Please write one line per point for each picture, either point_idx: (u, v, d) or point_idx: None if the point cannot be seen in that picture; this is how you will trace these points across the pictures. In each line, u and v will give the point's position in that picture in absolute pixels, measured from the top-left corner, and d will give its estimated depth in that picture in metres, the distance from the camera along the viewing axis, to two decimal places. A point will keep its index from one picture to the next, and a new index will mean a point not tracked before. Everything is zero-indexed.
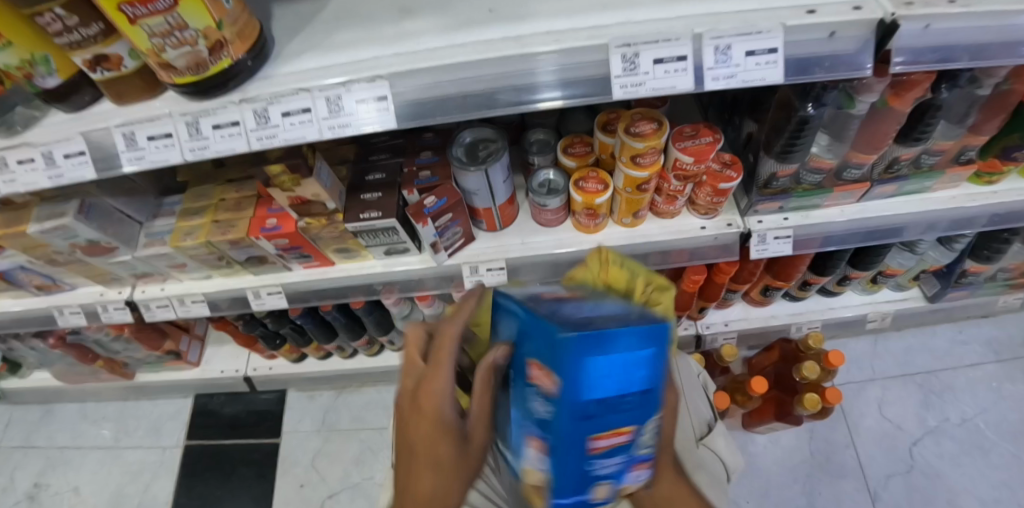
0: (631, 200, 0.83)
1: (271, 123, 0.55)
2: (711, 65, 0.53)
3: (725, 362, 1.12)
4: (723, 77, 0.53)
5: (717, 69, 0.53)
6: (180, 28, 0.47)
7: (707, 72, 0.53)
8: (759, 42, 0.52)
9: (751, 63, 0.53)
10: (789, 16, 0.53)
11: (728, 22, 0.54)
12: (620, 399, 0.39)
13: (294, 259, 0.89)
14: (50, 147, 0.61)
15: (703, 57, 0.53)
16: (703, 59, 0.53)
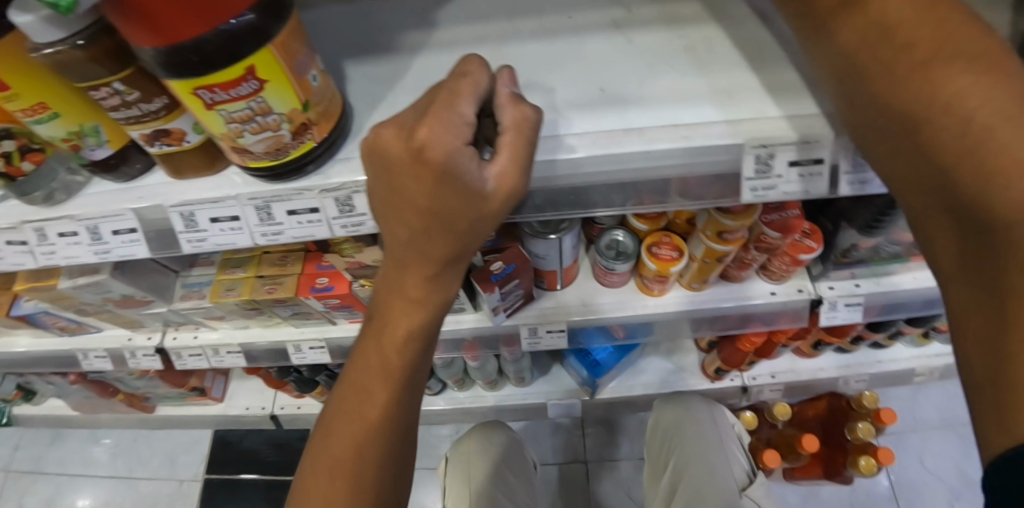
0: (704, 268, 0.78)
1: (356, 211, 0.51)
2: (848, 170, 0.48)
3: (774, 419, 1.08)
4: (856, 182, 0.49)
5: (856, 173, 0.48)
6: (263, 113, 0.42)
7: (842, 176, 0.48)
8: None
9: None
10: None
11: None
12: (594, 352, 1.00)
13: (340, 315, 0.83)
14: (95, 222, 0.54)
15: (842, 161, 0.47)
16: (842, 162, 0.47)
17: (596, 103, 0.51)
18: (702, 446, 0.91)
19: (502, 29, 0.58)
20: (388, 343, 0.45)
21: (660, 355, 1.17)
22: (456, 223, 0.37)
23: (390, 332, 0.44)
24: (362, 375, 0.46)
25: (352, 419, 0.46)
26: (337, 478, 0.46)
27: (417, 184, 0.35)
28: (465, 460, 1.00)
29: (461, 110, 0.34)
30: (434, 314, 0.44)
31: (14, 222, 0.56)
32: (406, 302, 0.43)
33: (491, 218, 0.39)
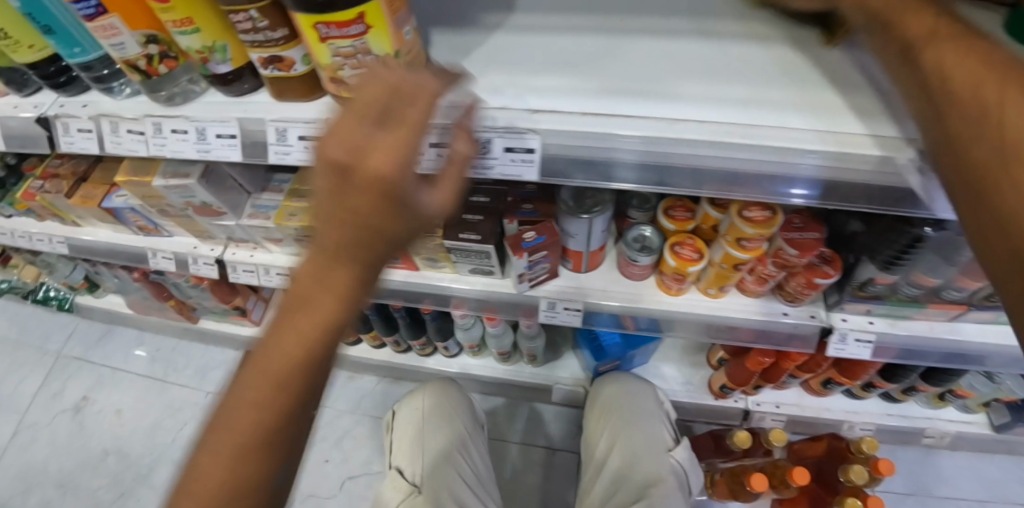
0: (721, 275, 0.83)
1: (419, 150, 0.57)
2: None
3: (769, 445, 1.08)
4: None
5: None
6: (364, 53, 0.50)
7: None
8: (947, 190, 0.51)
9: None
10: None
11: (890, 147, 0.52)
12: (598, 340, 1.05)
13: (382, 257, 0.91)
14: (204, 125, 0.64)
15: None
16: None
17: (642, 94, 0.57)
18: (636, 417, 0.95)
19: (576, 21, 0.65)
20: (259, 382, 0.34)
21: (668, 366, 1.21)
22: (365, 222, 0.32)
23: (276, 352, 0.34)
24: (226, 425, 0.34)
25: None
26: None
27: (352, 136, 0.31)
28: (414, 416, 1.04)
29: (415, 131, 0.33)
30: (325, 343, 0.35)
31: (140, 115, 0.68)
32: (300, 315, 0.34)
33: (411, 236, 0.35)
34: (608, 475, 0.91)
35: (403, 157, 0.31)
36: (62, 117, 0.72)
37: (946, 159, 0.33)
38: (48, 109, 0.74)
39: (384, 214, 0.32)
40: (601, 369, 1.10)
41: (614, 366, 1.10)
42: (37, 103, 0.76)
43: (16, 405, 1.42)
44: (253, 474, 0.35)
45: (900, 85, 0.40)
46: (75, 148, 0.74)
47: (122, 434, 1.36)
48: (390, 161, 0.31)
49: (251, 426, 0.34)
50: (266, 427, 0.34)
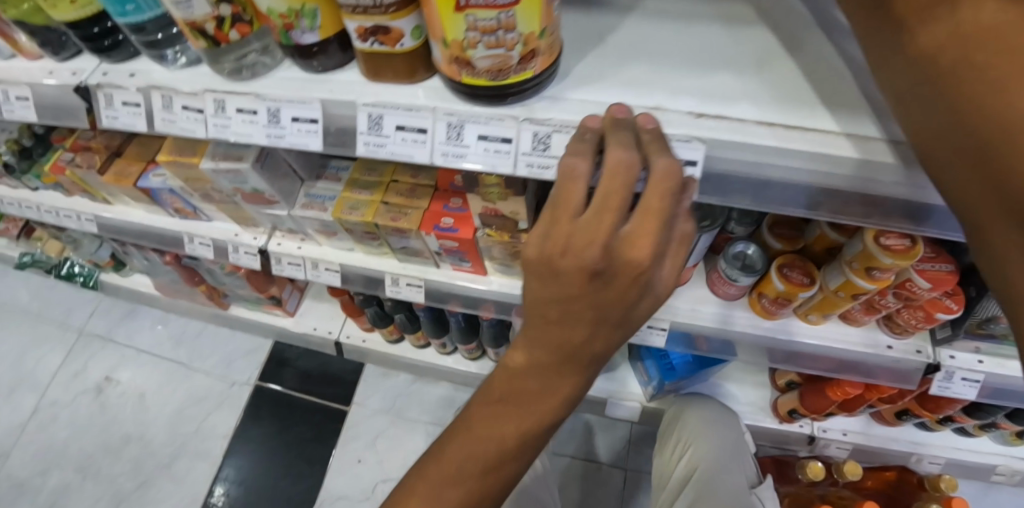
0: (831, 302, 0.74)
1: (550, 152, 0.48)
2: None
3: (841, 477, 1.02)
4: None
5: None
6: (507, 29, 0.39)
7: None
8: None
9: None
10: None
11: None
12: (667, 356, 0.98)
13: (448, 259, 0.83)
14: (279, 105, 0.54)
15: None
16: None
17: (817, 102, 0.47)
18: (716, 449, 0.91)
19: (720, 8, 0.56)
20: (498, 431, 0.41)
21: (730, 385, 1.14)
22: (611, 307, 0.35)
23: (511, 401, 0.40)
24: (461, 448, 0.42)
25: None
26: None
27: (592, 237, 0.33)
28: None
29: (656, 227, 0.35)
30: (557, 406, 0.40)
31: (200, 90, 0.58)
32: (530, 376, 0.39)
33: (638, 314, 0.37)
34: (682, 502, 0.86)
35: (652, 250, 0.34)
36: (105, 87, 0.62)
37: (916, 92, 0.29)
38: (89, 76, 0.64)
39: (629, 301, 0.35)
40: (663, 386, 1.03)
41: (677, 386, 1.03)
42: (75, 69, 0.65)
43: (35, 380, 1.36)
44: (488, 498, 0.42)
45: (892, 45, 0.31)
46: (117, 124, 0.64)
47: (144, 419, 1.29)
48: (640, 259, 0.34)
49: (490, 463, 0.41)
50: (504, 462, 0.41)
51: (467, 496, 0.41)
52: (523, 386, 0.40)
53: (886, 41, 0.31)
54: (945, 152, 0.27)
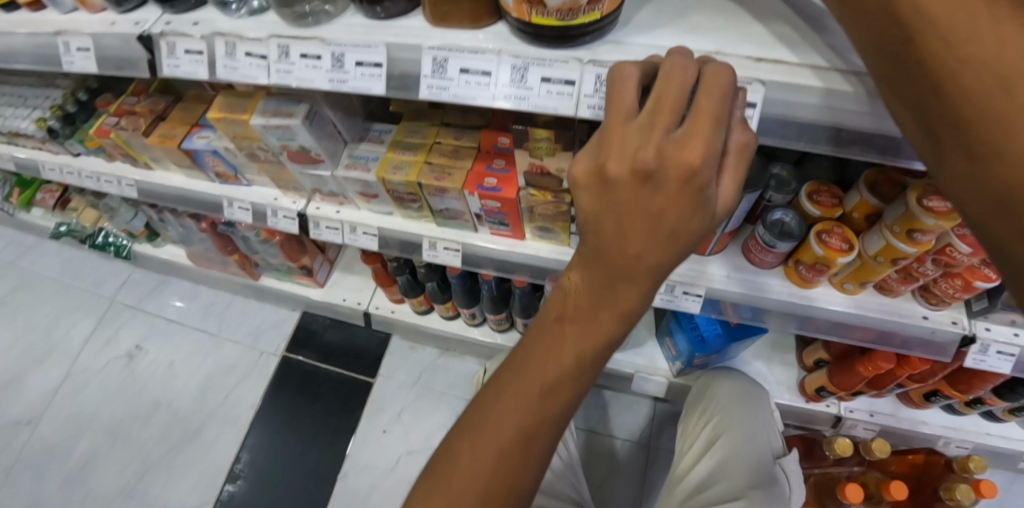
0: (869, 269, 0.75)
1: None
2: None
3: (869, 455, 1.01)
4: None
5: None
6: None
7: None
8: None
9: None
10: None
11: None
12: (696, 327, 0.98)
13: (487, 222, 0.84)
14: (344, 49, 0.56)
15: None
16: None
17: None
18: (748, 420, 0.93)
19: None
20: (553, 353, 0.40)
21: (755, 364, 1.15)
22: (663, 215, 0.34)
23: (566, 321, 0.40)
24: (518, 372, 0.42)
25: (486, 450, 0.41)
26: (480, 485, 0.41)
27: (645, 139, 0.34)
28: None
29: (713, 130, 0.33)
30: (614, 329, 0.39)
31: (265, 35, 0.60)
32: (583, 294, 0.39)
33: (697, 227, 0.35)
34: (709, 464, 0.90)
35: (707, 150, 0.33)
36: (168, 36, 0.65)
37: (918, 118, 0.31)
38: (151, 26, 0.66)
39: (683, 206, 0.34)
40: (691, 360, 1.03)
41: (706, 360, 1.03)
42: (137, 20, 0.68)
43: (66, 348, 1.38)
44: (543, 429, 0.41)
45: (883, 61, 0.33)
46: (179, 72, 0.66)
47: (173, 387, 1.32)
48: (695, 156, 0.32)
49: (544, 387, 0.40)
50: (560, 389, 0.41)
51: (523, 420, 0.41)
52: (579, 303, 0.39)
53: (885, 51, 0.32)
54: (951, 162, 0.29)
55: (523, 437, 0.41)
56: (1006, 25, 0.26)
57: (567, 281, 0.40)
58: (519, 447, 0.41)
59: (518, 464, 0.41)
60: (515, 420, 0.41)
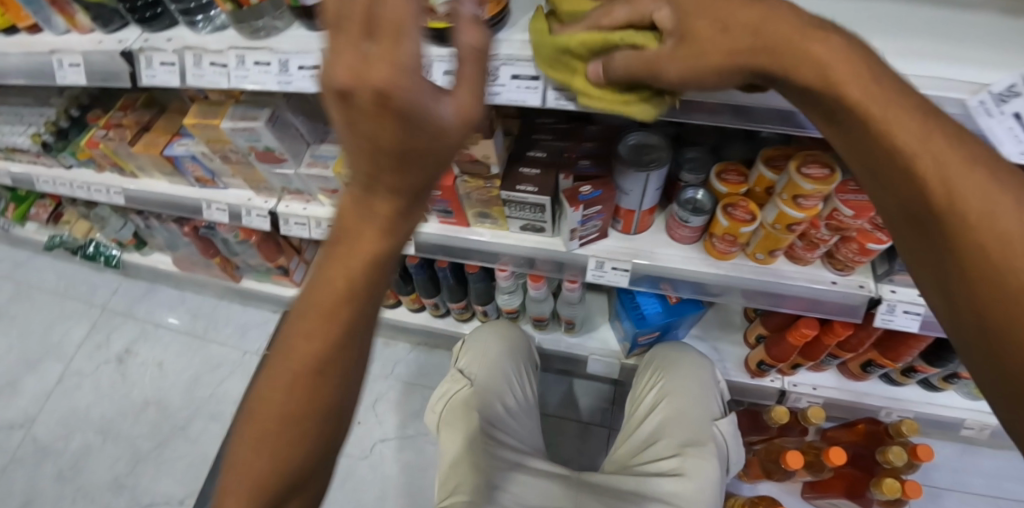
0: (774, 238, 0.83)
1: (499, 82, 0.60)
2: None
3: (808, 423, 1.07)
4: None
5: None
6: None
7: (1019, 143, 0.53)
8: None
9: None
10: (1004, 100, 0.54)
11: (952, 90, 0.56)
12: (638, 306, 1.06)
13: (435, 211, 0.94)
14: (288, 57, 0.67)
15: (994, 133, 0.54)
16: (996, 134, 0.54)
17: None
18: (695, 385, 1.01)
19: None
20: (323, 293, 0.36)
21: (705, 342, 1.22)
22: (379, 139, 0.28)
23: (335, 266, 0.35)
24: (296, 326, 0.37)
25: (274, 403, 0.38)
26: (276, 436, 0.38)
27: (347, 51, 0.27)
28: (482, 343, 1.11)
29: (408, 38, 0.26)
30: (378, 259, 0.35)
31: (225, 48, 0.71)
32: (349, 237, 0.34)
33: (432, 147, 0.30)
34: (654, 423, 0.99)
35: (400, 65, 0.26)
36: (146, 51, 0.75)
37: (908, 218, 0.40)
38: (132, 44, 0.77)
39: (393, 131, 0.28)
40: (638, 338, 1.11)
41: (651, 337, 1.11)
42: (120, 39, 0.79)
43: (61, 352, 1.47)
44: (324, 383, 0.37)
45: (866, 166, 0.41)
46: (155, 81, 0.77)
47: (163, 386, 1.39)
48: (389, 69, 0.26)
49: (316, 332, 0.36)
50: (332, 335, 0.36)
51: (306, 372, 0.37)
52: (344, 247, 0.35)
53: (869, 158, 0.40)
54: (933, 253, 0.38)
55: (303, 390, 0.37)
56: (973, 165, 0.36)
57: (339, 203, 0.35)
58: (301, 399, 0.37)
59: (304, 419, 0.38)
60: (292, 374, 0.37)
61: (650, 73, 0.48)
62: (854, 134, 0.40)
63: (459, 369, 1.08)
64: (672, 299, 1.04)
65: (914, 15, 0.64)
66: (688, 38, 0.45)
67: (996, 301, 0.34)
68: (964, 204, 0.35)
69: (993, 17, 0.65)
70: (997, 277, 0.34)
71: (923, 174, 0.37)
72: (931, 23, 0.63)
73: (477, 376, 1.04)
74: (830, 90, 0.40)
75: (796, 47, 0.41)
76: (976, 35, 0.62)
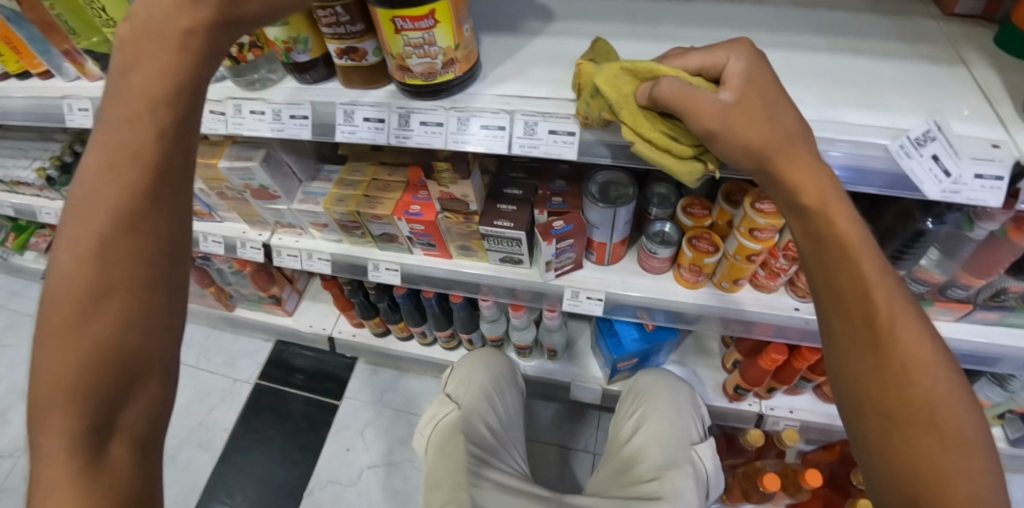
0: (737, 268, 0.88)
1: (470, 131, 0.65)
2: (940, 181, 0.59)
3: (783, 445, 1.09)
4: (951, 191, 0.59)
5: (947, 185, 0.59)
6: (430, 43, 0.58)
7: (935, 185, 0.59)
8: (948, 157, 0.60)
9: (978, 184, 0.59)
10: (920, 145, 0.60)
11: (875, 134, 0.63)
12: (616, 334, 1.10)
13: (419, 244, 0.99)
14: (280, 107, 0.73)
15: (914, 175, 0.60)
16: (918, 177, 0.60)
17: None
18: (670, 409, 1.04)
19: (611, 28, 0.74)
20: (114, 150, 0.39)
21: (683, 367, 1.25)
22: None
23: (132, 102, 0.40)
24: (91, 187, 0.39)
25: (83, 277, 0.38)
26: (95, 320, 0.37)
27: None
28: (471, 368, 1.14)
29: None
30: (174, 101, 0.41)
31: (223, 98, 0.78)
32: (141, 68, 0.40)
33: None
34: (634, 446, 1.02)
35: None
36: None
37: (849, 330, 0.47)
38: None
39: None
40: (618, 364, 1.14)
41: (629, 364, 1.15)
42: None
43: None
44: (143, 241, 0.39)
45: (824, 279, 0.49)
46: None
47: None
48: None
49: (110, 190, 0.39)
50: (137, 188, 0.39)
51: (116, 227, 0.38)
52: (143, 81, 0.40)
53: (837, 275, 0.48)
54: (856, 358, 0.47)
55: (112, 255, 0.38)
56: (905, 308, 0.47)
57: (116, 44, 0.41)
58: (111, 261, 0.38)
59: (123, 291, 0.38)
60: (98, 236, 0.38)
61: (694, 109, 0.51)
62: (834, 256, 0.48)
63: (447, 394, 1.11)
64: (649, 326, 1.09)
65: (842, 66, 0.72)
66: (742, 102, 0.51)
67: (901, 410, 0.45)
68: (904, 335, 0.45)
69: (916, 66, 0.72)
70: (908, 391, 0.45)
71: (878, 304, 0.46)
72: (856, 73, 0.71)
73: (463, 401, 1.08)
74: (818, 212, 0.48)
75: (787, 163, 0.49)
76: (900, 84, 0.69)
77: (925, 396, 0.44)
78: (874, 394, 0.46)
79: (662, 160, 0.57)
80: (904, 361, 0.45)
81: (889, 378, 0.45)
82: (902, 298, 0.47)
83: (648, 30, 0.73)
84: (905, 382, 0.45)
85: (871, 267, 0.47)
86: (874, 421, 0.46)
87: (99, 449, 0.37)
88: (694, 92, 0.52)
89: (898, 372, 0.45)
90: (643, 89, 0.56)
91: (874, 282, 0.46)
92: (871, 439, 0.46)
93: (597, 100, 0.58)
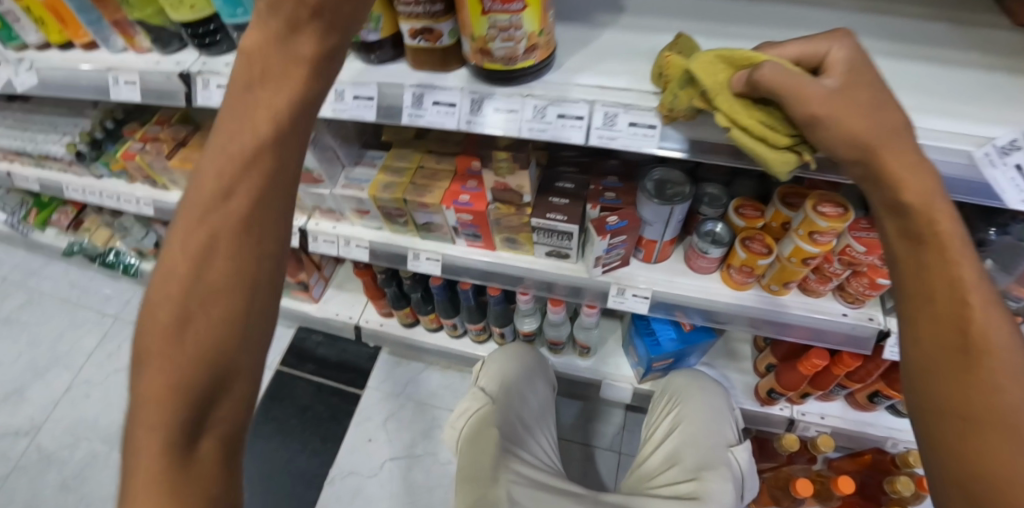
0: (789, 270, 0.87)
1: (546, 119, 0.64)
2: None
3: (817, 451, 1.09)
4: None
5: None
6: (516, 27, 0.56)
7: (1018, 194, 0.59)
8: None
9: None
10: (1003, 154, 0.60)
11: (957, 140, 0.62)
12: (653, 333, 1.10)
13: (464, 235, 0.98)
14: (344, 87, 0.71)
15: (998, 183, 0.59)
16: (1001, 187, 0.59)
17: None
18: (705, 412, 1.03)
19: (684, 24, 0.73)
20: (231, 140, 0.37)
21: (714, 369, 1.25)
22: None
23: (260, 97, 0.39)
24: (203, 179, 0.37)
25: (196, 262, 0.35)
26: (197, 313, 0.34)
27: None
28: (504, 361, 1.13)
29: None
30: (304, 91, 0.41)
31: None
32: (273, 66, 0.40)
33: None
34: (670, 446, 1.01)
35: None
36: (204, 73, 0.79)
37: (923, 323, 0.40)
38: (190, 66, 0.81)
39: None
40: (653, 363, 1.14)
41: (663, 363, 1.14)
42: (177, 60, 0.84)
43: (70, 361, 1.47)
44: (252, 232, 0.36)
45: (906, 277, 0.42)
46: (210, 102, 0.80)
47: None
48: None
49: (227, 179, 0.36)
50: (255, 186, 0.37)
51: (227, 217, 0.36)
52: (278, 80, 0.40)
53: (921, 268, 0.41)
54: (928, 354, 0.39)
55: (220, 248, 0.35)
56: (998, 312, 0.38)
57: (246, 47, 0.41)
58: (218, 250, 0.35)
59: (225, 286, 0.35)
60: (211, 220, 0.36)
61: (798, 93, 0.50)
62: (919, 252, 0.42)
63: (478, 386, 1.10)
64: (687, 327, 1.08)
65: (916, 73, 0.71)
66: (845, 89, 0.50)
67: (978, 416, 0.35)
68: (997, 340, 0.36)
69: (991, 76, 0.71)
70: (992, 397, 0.35)
71: (967, 302, 0.38)
72: (931, 80, 0.70)
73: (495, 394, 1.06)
74: (920, 211, 0.42)
75: (890, 154, 0.46)
76: (976, 92, 0.69)
77: (1014, 408, 0.34)
78: (944, 394, 0.37)
79: (758, 148, 0.55)
80: (991, 364, 0.36)
81: (968, 379, 0.36)
82: (999, 306, 0.38)
83: (723, 27, 0.72)
84: (988, 386, 0.35)
85: (968, 269, 0.40)
86: (941, 427, 0.36)
87: (187, 455, 0.32)
88: (797, 79, 0.50)
89: (982, 375, 0.36)
90: (738, 77, 0.55)
91: (968, 281, 0.39)
92: (938, 446, 0.36)
93: (687, 90, 0.58)
